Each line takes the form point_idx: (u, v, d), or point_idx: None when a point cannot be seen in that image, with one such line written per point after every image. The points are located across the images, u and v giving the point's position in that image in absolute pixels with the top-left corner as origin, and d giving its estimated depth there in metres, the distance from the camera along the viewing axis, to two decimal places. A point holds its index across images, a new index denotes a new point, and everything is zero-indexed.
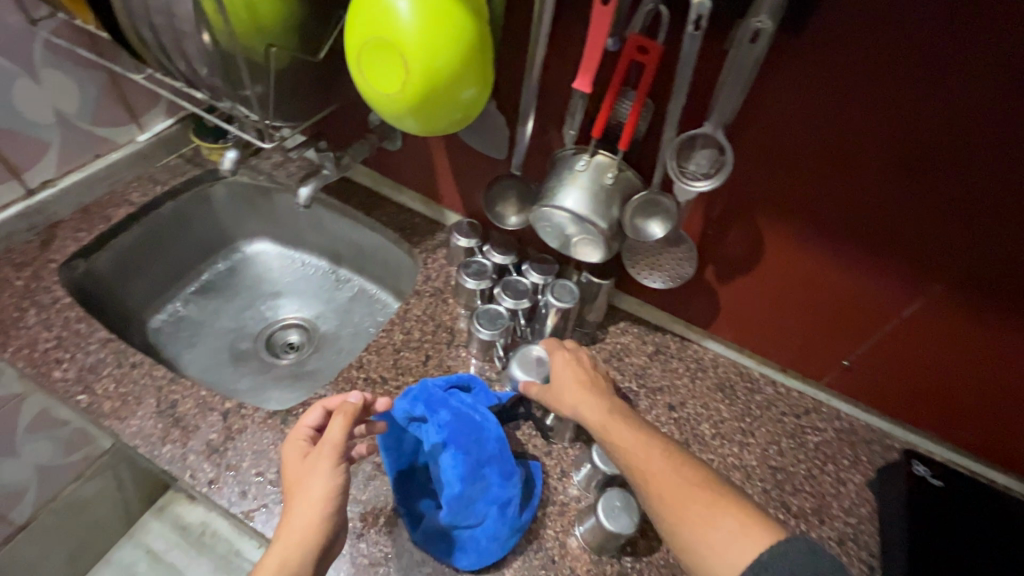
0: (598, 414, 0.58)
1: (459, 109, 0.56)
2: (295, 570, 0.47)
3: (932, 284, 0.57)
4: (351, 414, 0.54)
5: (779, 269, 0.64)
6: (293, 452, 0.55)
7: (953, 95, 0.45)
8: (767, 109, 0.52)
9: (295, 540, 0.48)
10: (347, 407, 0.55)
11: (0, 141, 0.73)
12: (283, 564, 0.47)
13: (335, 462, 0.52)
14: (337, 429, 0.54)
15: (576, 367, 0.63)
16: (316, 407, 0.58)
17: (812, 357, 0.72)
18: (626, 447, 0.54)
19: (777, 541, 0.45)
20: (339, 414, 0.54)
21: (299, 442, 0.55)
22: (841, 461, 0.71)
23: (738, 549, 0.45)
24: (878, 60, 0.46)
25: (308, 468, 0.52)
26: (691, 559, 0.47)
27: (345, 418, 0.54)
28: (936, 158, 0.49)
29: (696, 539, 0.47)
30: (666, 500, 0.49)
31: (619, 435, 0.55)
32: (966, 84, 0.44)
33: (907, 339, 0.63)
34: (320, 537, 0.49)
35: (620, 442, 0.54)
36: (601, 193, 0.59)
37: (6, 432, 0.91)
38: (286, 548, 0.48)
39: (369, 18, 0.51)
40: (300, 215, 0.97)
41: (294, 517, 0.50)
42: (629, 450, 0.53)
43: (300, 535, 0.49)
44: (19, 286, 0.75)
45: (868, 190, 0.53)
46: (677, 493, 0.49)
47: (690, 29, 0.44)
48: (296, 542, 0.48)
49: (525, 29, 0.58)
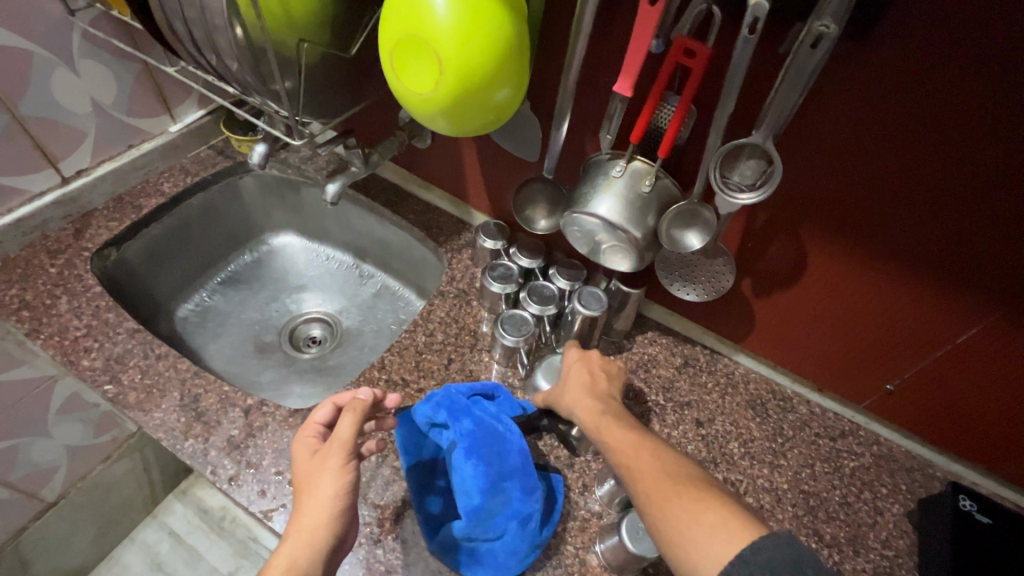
0: (588, 409, 0.57)
1: (491, 111, 0.55)
2: (305, 570, 0.46)
3: (991, 311, 0.53)
4: (361, 410, 0.54)
5: (822, 287, 0.61)
6: (301, 449, 0.54)
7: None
8: (820, 119, 0.49)
9: (303, 541, 0.47)
10: (357, 403, 0.54)
11: (37, 129, 0.73)
12: (290, 567, 0.46)
13: (344, 460, 0.51)
14: (346, 425, 0.53)
15: (583, 368, 0.62)
16: (325, 404, 0.57)
17: (852, 379, 0.68)
18: (607, 439, 0.52)
19: (760, 535, 0.39)
20: (348, 410, 0.53)
21: (308, 440, 0.54)
22: (879, 489, 0.67)
23: (719, 542, 0.40)
24: (950, 72, 0.42)
25: (316, 466, 0.51)
26: (674, 557, 0.42)
27: (355, 414, 0.53)
28: (1008, 180, 0.45)
29: (673, 530, 0.42)
30: (640, 490, 0.46)
31: (603, 428, 0.53)
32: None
33: (960, 367, 0.59)
34: (329, 539, 0.48)
35: (605, 436, 0.53)
36: (637, 202, 0.56)
37: (39, 413, 0.94)
38: (295, 550, 0.46)
39: (404, 14, 0.50)
40: (326, 210, 0.97)
41: (303, 517, 0.48)
42: (610, 440, 0.52)
43: (309, 536, 0.47)
44: (52, 274, 0.76)
45: (925, 211, 0.50)
46: (656, 484, 0.45)
47: (744, 32, 0.42)
48: (305, 543, 0.47)
49: (564, 27, 0.55)
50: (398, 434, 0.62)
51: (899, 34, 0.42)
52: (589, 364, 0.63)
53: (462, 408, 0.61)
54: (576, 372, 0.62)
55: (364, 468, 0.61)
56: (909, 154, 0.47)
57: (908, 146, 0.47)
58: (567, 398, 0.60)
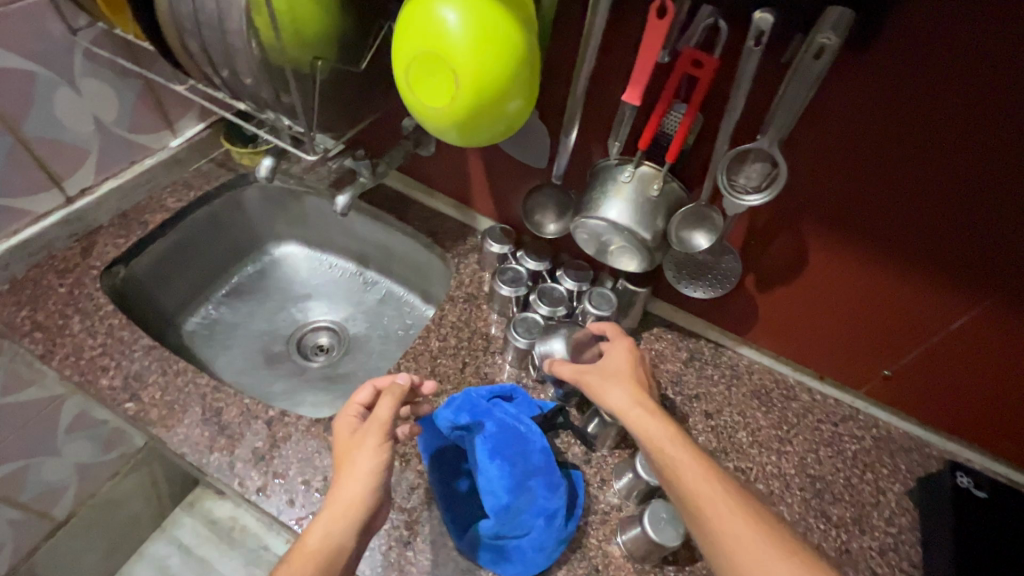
0: (652, 429, 0.54)
1: (503, 122, 0.56)
2: (339, 539, 0.48)
3: (983, 299, 0.56)
4: (399, 393, 0.56)
5: (823, 280, 0.64)
6: (342, 426, 0.56)
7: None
8: (818, 123, 0.52)
9: (339, 513, 0.49)
10: (396, 388, 0.56)
11: (43, 150, 0.73)
12: (326, 535, 0.48)
13: (382, 439, 0.53)
14: (385, 408, 0.55)
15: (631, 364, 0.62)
16: (367, 387, 0.59)
17: (851, 367, 0.72)
18: (675, 467, 0.50)
19: None
20: (387, 392, 0.55)
21: (350, 418, 0.56)
22: (880, 469, 0.70)
23: None
24: (941, 76, 0.45)
25: (355, 443, 0.53)
26: None
27: (393, 397, 0.55)
28: (1001, 175, 0.48)
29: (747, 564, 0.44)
30: (711, 515, 0.47)
31: (673, 456, 0.51)
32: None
33: (954, 352, 0.62)
34: (363, 515, 0.49)
35: (672, 463, 0.51)
36: (646, 205, 0.58)
37: (48, 432, 0.94)
38: (331, 520, 0.48)
39: (421, 33, 0.51)
40: (330, 218, 0.98)
41: (340, 490, 0.50)
42: (682, 468, 0.50)
43: (344, 509, 0.49)
44: (63, 293, 0.76)
45: (919, 206, 0.53)
46: (729, 515, 0.46)
47: (750, 44, 0.44)
48: (341, 516, 0.49)
49: (571, 39, 0.57)
50: (425, 442, 0.63)
51: (897, 42, 0.44)
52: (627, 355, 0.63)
53: (489, 409, 0.63)
54: (616, 365, 0.62)
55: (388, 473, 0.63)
56: (907, 152, 0.50)
57: (907, 144, 0.49)
58: (620, 400, 0.57)
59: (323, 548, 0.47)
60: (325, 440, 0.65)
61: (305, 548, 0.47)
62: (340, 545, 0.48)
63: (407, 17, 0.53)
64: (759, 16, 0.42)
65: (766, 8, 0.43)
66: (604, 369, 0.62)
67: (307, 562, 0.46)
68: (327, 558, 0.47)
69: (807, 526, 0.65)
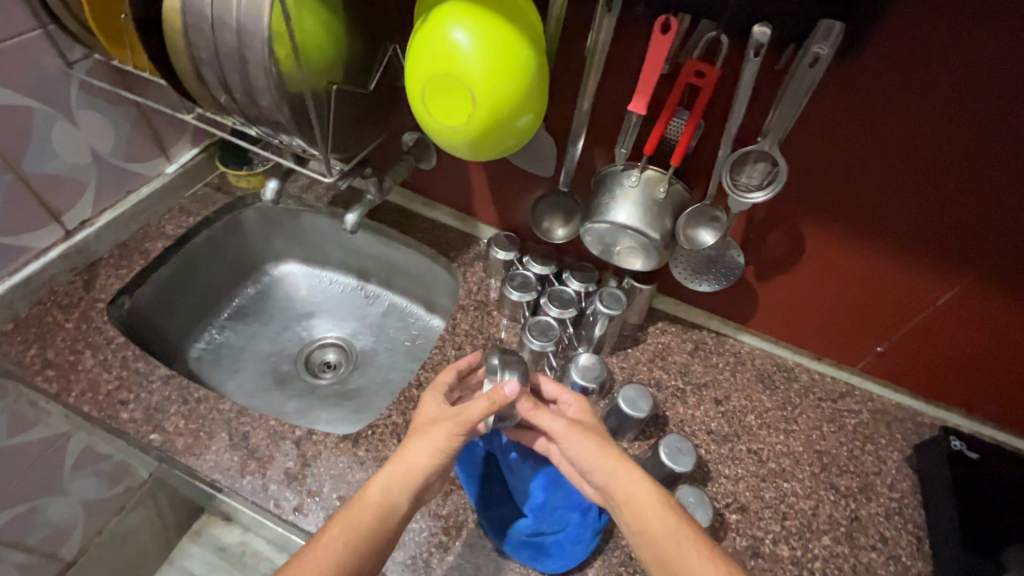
0: (625, 490, 0.54)
1: (514, 137, 0.58)
2: (395, 499, 0.54)
3: (965, 275, 0.61)
4: (496, 399, 0.57)
5: (820, 267, 0.68)
6: (430, 404, 0.62)
7: (1007, 103, 0.48)
8: (809, 122, 0.56)
9: (399, 472, 0.55)
10: (498, 393, 0.58)
11: (41, 185, 0.72)
12: (385, 494, 0.54)
13: (459, 427, 0.57)
14: (481, 404, 0.58)
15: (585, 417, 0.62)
16: (452, 370, 0.67)
17: (847, 345, 0.76)
18: (674, 547, 0.51)
19: None
20: (485, 398, 0.57)
21: (438, 401, 0.62)
22: (878, 440, 0.75)
23: None
24: (917, 78, 0.49)
25: (434, 423, 0.58)
26: None
27: (488, 403, 0.57)
28: (984, 160, 0.52)
29: None
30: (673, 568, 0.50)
31: (668, 531, 0.52)
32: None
33: (942, 325, 0.67)
34: (419, 482, 0.55)
35: (649, 528, 0.52)
36: (653, 207, 0.62)
37: (54, 471, 0.92)
38: (391, 481, 0.55)
39: (435, 56, 0.53)
40: (330, 235, 0.98)
41: (408, 455, 0.56)
42: (677, 544, 0.51)
43: (406, 473, 0.55)
44: (70, 329, 0.75)
45: (904, 193, 0.57)
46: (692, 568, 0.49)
47: (750, 55, 0.47)
48: (400, 479, 0.55)
49: (573, 54, 0.60)
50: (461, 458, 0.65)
51: (887, 44, 0.48)
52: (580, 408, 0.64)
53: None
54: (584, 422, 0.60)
55: None
56: (899, 142, 0.54)
57: (894, 137, 0.54)
58: (606, 466, 0.55)
59: (381, 503, 0.54)
60: (356, 455, 0.66)
61: (365, 503, 0.54)
62: (394, 503, 0.54)
63: (419, 42, 0.54)
64: (757, 30, 0.46)
65: (763, 22, 0.46)
66: (579, 424, 0.59)
67: (365, 513, 0.53)
68: (381, 513, 0.53)
69: (819, 498, 0.69)
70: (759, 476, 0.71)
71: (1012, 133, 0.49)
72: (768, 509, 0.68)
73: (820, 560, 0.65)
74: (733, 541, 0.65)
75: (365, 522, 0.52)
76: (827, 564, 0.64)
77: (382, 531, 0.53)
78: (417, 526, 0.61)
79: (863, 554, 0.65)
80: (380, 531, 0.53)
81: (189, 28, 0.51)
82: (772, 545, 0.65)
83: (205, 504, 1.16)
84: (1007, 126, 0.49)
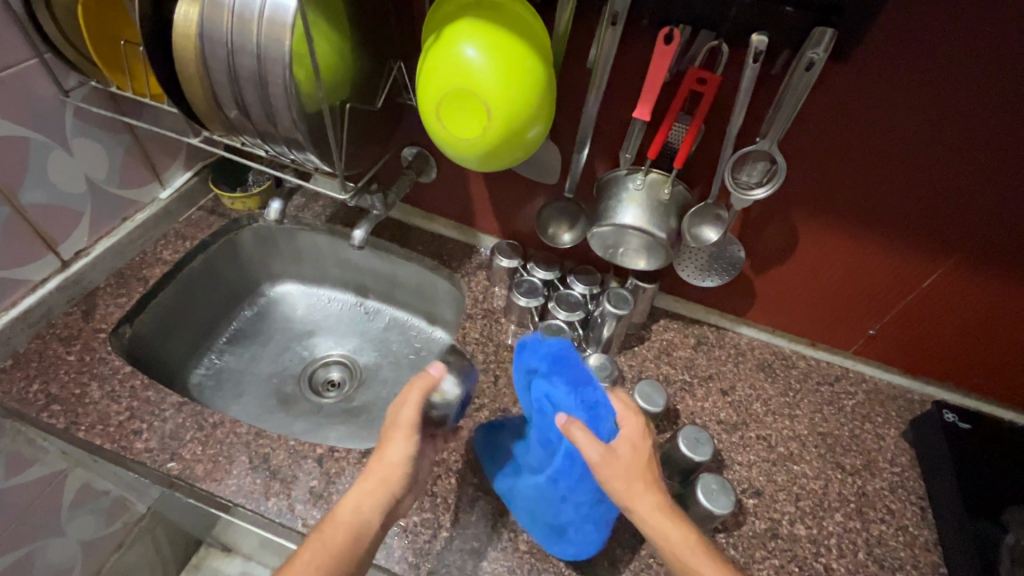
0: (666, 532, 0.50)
1: (524, 148, 0.60)
2: (366, 516, 0.54)
3: (949, 257, 0.65)
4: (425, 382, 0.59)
5: (813, 256, 0.72)
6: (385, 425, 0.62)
7: (982, 96, 0.52)
8: (802, 120, 0.59)
9: (369, 489, 0.55)
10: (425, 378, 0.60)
11: (36, 216, 0.71)
12: (356, 511, 0.54)
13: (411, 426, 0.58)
14: (415, 395, 0.59)
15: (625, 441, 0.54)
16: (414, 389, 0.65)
17: (841, 330, 0.80)
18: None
19: None
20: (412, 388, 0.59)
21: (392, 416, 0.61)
22: (875, 418, 0.79)
23: None
24: (900, 76, 0.53)
25: (387, 432, 0.58)
26: None
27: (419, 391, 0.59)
28: (961, 149, 0.57)
29: None
30: None
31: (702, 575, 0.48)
32: (1004, 84, 0.51)
33: (929, 304, 0.71)
34: (388, 499, 0.56)
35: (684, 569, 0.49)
36: (658, 208, 0.64)
37: (51, 510, 0.88)
38: (361, 499, 0.54)
39: (450, 73, 0.55)
40: (327, 253, 0.98)
41: (376, 471, 0.56)
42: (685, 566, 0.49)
43: (373, 489, 0.55)
44: (73, 360, 0.73)
45: (890, 183, 0.61)
46: None
47: (750, 61, 0.50)
48: (370, 498, 0.55)
49: (576, 65, 0.63)
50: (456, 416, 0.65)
51: (878, 44, 0.52)
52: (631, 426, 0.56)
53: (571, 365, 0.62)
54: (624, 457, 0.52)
55: (447, 491, 0.65)
56: (886, 136, 0.58)
57: (880, 131, 0.58)
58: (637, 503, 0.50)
59: (352, 523, 0.53)
60: None
61: (336, 524, 0.53)
62: (367, 520, 0.54)
63: (432, 61, 0.56)
64: (755, 38, 0.49)
65: (761, 31, 0.50)
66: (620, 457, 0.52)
67: (336, 534, 0.53)
68: (354, 532, 0.53)
69: (827, 477, 0.73)
70: (770, 461, 0.73)
71: (994, 123, 0.54)
72: (782, 492, 0.71)
73: (835, 536, 0.67)
74: (753, 525, 0.67)
75: (338, 543, 0.52)
76: (842, 540, 0.67)
77: (357, 549, 0.52)
78: (449, 534, 0.62)
79: (874, 527, 0.69)
80: (353, 551, 0.52)
81: (207, 53, 0.52)
82: (789, 526, 0.68)
83: (205, 536, 1.13)
84: (990, 116, 0.53)
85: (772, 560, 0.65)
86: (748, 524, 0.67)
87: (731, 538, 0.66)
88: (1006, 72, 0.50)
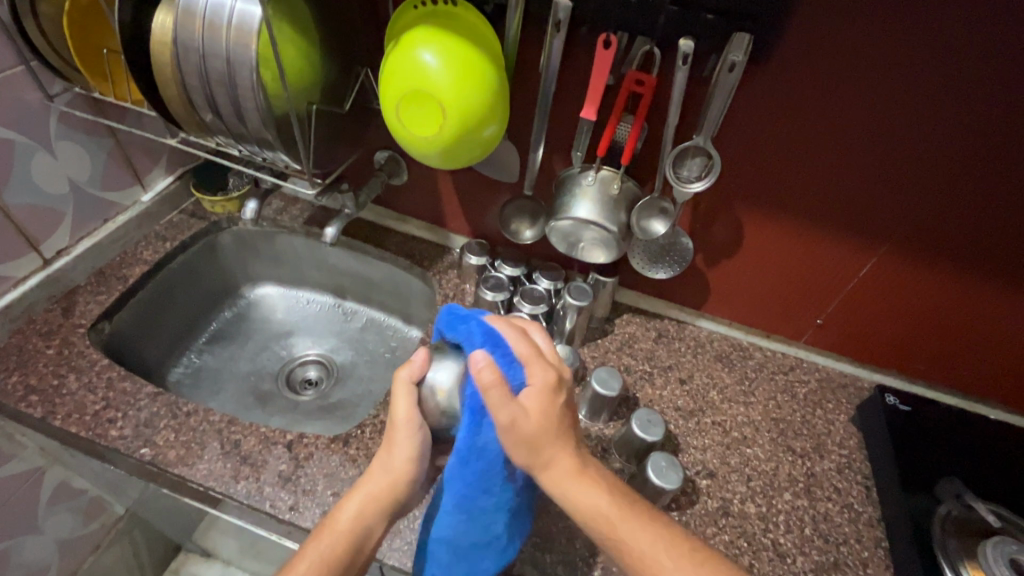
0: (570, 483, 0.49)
1: (481, 146, 0.64)
2: (371, 520, 0.55)
3: (881, 245, 0.70)
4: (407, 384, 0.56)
5: (760, 247, 0.76)
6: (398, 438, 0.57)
7: (891, 92, 0.58)
8: (735, 120, 0.65)
9: (372, 496, 0.55)
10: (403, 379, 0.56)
11: (20, 215, 0.74)
12: (358, 516, 0.55)
13: (411, 419, 0.57)
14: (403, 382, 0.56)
15: (539, 389, 0.50)
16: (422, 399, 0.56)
17: (792, 321, 0.85)
18: (614, 520, 0.48)
19: None
20: (401, 392, 0.56)
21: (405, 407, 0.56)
22: (826, 405, 0.82)
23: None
24: (819, 76, 0.59)
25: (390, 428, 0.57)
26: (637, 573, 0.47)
27: (407, 395, 0.56)
28: (881, 141, 0.62)
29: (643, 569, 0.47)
30: (612, 542, 0.48)
31: (607, 510, 0.49)
32: (914, 79, 0.56)
33: (869, 291, 0.75)
34: (392, 503, 0.56)
35: (594, 513, 0.49)
36: (609, 202, 0.69)
37: (27, 509, 0.89)
38: (363, 504, 0.55)
39: (408, 76, 0.59)
40: (303, 254, 1.01)
41: (385, 470, 0.56)
42: (591, 505, 0.49)
43: (377, 494, 0.56)
44: (52, 354, 0.76)
45: (822, 174, 0.66)
46: (626, 531, 0.48)
47: (679, 64, 0.55)
48: (374, 500, 0.56)
49: (530, 69, 0.68)
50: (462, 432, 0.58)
51: (798, 49, 0.58)
52: (550, 367, 0.52)
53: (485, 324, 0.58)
54: (531, 416, 0.48)
55: None
56: (812, 131, 0.63)
57: (807, 126, 0.63)
58: (543, 459, 0.49)
59: (353, 528, 0.54)
60: (347, 453, 0.69)
61: (337, 530, 0.54)
62: (369, 524, 0.55)
63: (392, 65, 0.61)
64: (683, 43, 0.54)
65: (687, 37, 0.54)
66: (540, 405, 0.49)
67: (338, 542, 0.53)
68: (354, 537, 0.54)
69: (779, 459, 0.76)
70: (724, 445, 0.77)
71: (912, 118, 0.59)
72: (734, 473, 0.74)
73: (784, 513, 0.70)
74: (705, 504, 0.70)
75: (336, 551, 0.53)
76: (790, 516, 0.70)
77: (357, 555, 0.54)
78: (412, 514, 0.65)
79: (821, 504, 0.71)
80: (354, 555, 0.54)
81: (181, 58, 0.56)
82: (740, 504, 0.71)
83: (184, 541, 1.14)
84: (907, 111, 0.59)
85: (722, 535, 0.68)
86: (701, 502, 0.70)
87: (683, 516, 0.69)
88: (919, 71, 0.56)
